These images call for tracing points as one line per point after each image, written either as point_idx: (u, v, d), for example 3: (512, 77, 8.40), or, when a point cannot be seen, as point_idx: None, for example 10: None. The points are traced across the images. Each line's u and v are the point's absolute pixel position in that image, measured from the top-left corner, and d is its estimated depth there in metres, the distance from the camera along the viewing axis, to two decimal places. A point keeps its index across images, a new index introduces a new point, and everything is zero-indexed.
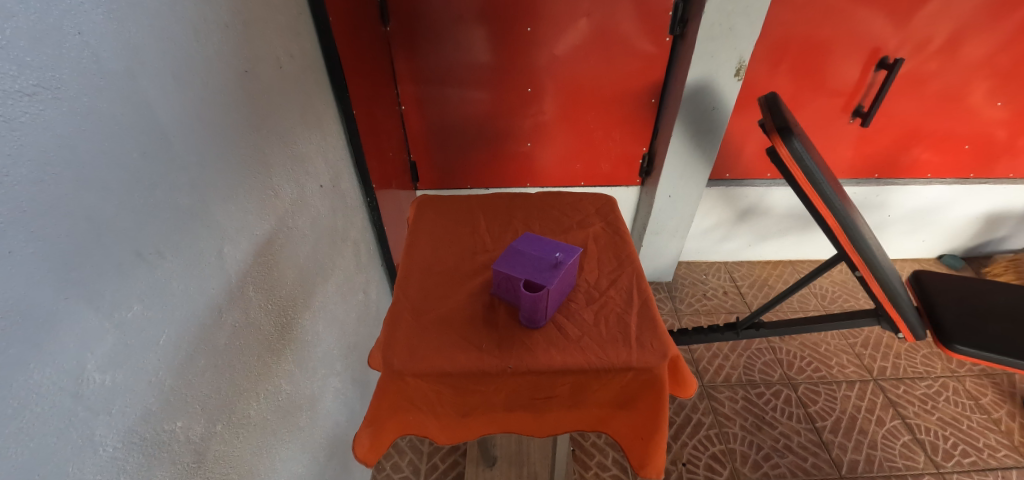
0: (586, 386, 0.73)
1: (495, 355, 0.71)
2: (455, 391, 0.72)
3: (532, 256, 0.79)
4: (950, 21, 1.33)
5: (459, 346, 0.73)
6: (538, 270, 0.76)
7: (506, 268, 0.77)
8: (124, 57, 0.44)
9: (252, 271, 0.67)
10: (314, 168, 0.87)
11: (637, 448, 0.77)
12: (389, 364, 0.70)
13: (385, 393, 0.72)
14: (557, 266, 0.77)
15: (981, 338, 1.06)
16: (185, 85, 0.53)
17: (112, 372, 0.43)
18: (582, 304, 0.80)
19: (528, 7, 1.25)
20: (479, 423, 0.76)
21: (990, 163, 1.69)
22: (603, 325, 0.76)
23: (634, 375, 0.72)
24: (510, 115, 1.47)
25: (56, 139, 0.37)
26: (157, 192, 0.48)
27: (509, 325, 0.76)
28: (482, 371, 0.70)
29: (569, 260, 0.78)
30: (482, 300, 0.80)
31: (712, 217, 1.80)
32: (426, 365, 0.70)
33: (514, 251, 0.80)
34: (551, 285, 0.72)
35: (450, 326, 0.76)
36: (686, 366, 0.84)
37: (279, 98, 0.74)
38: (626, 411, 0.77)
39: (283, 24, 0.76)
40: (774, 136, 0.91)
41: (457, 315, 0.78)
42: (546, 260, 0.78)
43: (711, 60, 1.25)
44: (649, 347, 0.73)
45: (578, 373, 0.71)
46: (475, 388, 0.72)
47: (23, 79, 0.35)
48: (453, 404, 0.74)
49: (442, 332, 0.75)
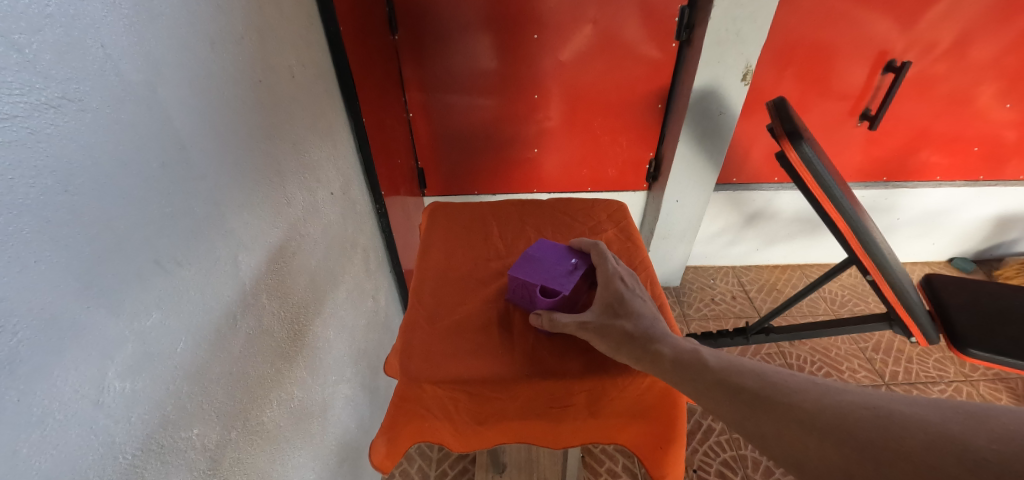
0: (604, 393, 0.71)
1: (510, 362, 0.72)
2: (473, 399, 0.71)
3: (547, 260, 0.80)
4: (957, 23, 1.32)
5: (476, 353, 0.73)
6: (553, 274, 0.77)
7: (524, 274, 0.77)
8: (144, 69, 0.45)
9: (265, 278, 0.67)
10: (325, 176, 0.88)
11: (654, 457, 0.73)
12: (406, 371, 0.71)
13: (402, 399, 0.71)
14: (572, 271, 0.78)
15: (993, 342, 1.05)
16: (203, 94, 0.54)
17: (132, 380, 0.44)
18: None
19: (535, 15, 1.26)
20: (494, 432, 0.73)
21: (999, 165, 1.68)
22: None
23: (651, 381, 0.71)
24: (517, 121, 1.48)
25: (81, 149, 0.38)
26: (176, 201, 0.49)
27: (522, 332, 0.76)
28: (498, 376, 0.70)
29: (583, 265, 0.79)
30: (495, 307, 0.80)
31: (719, 222, 1.80)
32: (443, 371, 0.71)
33: (527, 256, 0.81)
34: (567, 292, 0.74)
35: (466, 333, 0.76)
36: None
37: (291, 106, 0.75)
38: (645, 420, 0.72)
39: (294, 33, 0.76)
40: (783, 141, 0.90)
41: (473, 321, 0.78)
42: (562, 266, 0.79)
43: (717, 65, 1.25)
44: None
45: (596, 381, 0.71)
46: (492, 396, 0.71)
47: (49, 92, 0.36)
48: (470, 410, 0.71)
49: (459, 339, 0.75)
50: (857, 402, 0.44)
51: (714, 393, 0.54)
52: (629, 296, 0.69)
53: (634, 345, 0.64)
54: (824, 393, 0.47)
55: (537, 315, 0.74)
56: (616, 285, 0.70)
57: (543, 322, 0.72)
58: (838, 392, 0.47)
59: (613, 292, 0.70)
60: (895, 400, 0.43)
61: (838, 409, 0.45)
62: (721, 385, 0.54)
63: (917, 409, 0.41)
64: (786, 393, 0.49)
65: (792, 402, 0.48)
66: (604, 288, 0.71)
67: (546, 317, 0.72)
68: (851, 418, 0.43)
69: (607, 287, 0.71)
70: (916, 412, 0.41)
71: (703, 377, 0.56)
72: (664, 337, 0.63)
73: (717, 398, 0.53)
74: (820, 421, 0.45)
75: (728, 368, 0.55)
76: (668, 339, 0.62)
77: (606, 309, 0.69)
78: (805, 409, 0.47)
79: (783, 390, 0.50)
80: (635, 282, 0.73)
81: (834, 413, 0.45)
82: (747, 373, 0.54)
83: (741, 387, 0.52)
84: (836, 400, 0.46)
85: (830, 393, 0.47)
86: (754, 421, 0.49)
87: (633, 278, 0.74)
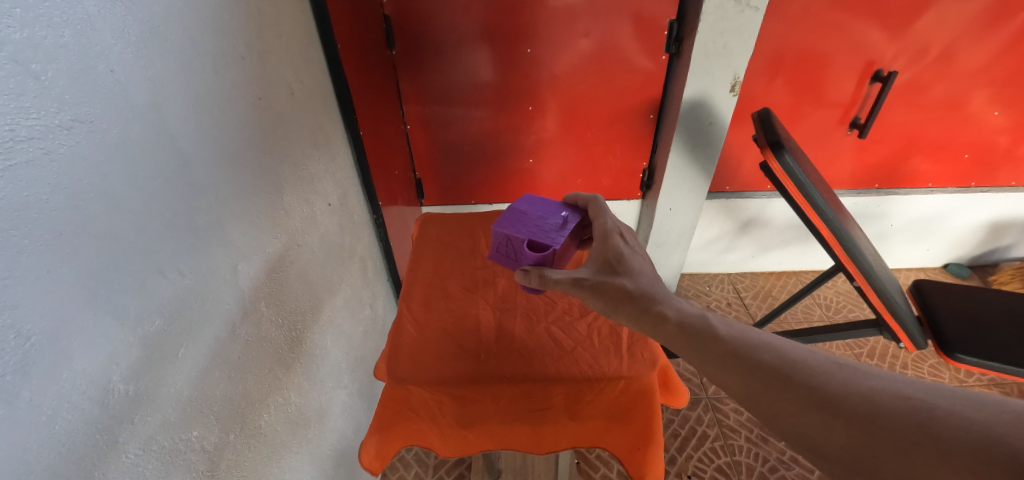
0: (581, 395, 0.72)
1: (492, 365, 0.75)
2: (456, 401, 0.72)
3: (537, 216, 0.81)
4: (942, 33, 1.35)
5: (460, 357, 0.76)
6: (543, 229, 0.79)
7: (512, 229, 0.78)
8: (150, 91, 0.48)
9: (265, 287, 0.70)
10: (323, 188, 0.91)
11: (633, 458, 0.70)
12: (393, 374, 0.74)
13: (389, 400, 0.73)
14: (562, 226, 0.79)
15: (982, 347, 1.07)
16: (205, 112, 0.57)
17: (135, 382, 0.46)
18: (577, 317, 0.83)
19: (528, 30, 1.29)
20: (480, 436, 0.71)
21: (991, 171, 1.70)
22: (596, 336, 0.79)
23: (625, 384, 0.73)
24: (513, 132, 1.51)
25: (90, 167, 0.41)
26: (178, 213, 0.52)
27: (506, 337, 0.79)
28: (480, 378, 0.73)
29: (572, 221, 0.81)
30: (481, 315, 0.83)
31: (713, 229, 1.82)
32: (428, 375, 0.74)
33: (517, 211, 0.82)
34: (558, 246, 0.76)
35: (452, 339, 0.79)
36: (677, 376, 0.85)
37: (290, 122, 0.79)
38: (626, 421, 0.71)
39: (294, 52, 0.80)
40: (765, 151, 0.93)
41: (459, 328, 0.81)
42: (551, 222, 0.80)
43: (706, 77, 1.28)
44: (640, 357, 0.76)
45: (574, 381, 0.73)
46: (475, 398, 0.73)
47: (62, 115, 0.39)
48: (453, 411, 0.72)
49: (444, 344, 0.78)
50: (885, 391, 0.45)
51: (728, 367, 0.55)
52: (627, 254, 0.70)
53: (635, 304, 0.65)
54: (847, 377, 0.48)
55: (526, 272, 0.75)
56: (614, 240, 0.72)
57: (533, 279, 0.73)
58: (862, 375, 0.48)
59: (611, 249, 0.71)
60: (923, 391, 0.44)
61: (863, 396, 0.46)
62: (735, 359, 0.54)
63: (949, 403, 0.42)
64: (807, 375, 0.50)
65: (813, 384, 0.49)
66: (601, 245, 0.72)
67: (537, 273, 0.73)
68: (879, 407, 0.44)
69: (605, 244, 0.72)
70: (948, 406, 0.42)
71: (715, 349, 0.56)
72: (668, 301, 0.64)
73: (730, 371, 0.54)
74: (843, 407, 0.46)
75: (742, 342, 0.56)
76: (671, 302, 0.64)
77: (603, 267, 0.70)
78: (828, 392, 0.48)
79: (803, 370, 0.51)
80: (631, 239, 0.74)
81: (859, 400, 0.46)
82: (763, 349, 0.54)
83: (757, 362, 0.53)
84: (863, 384, 0.47)
85: (854, 377, 0.48)
86: (768, 399, 0.50)
87: (628, 234, 0.75)
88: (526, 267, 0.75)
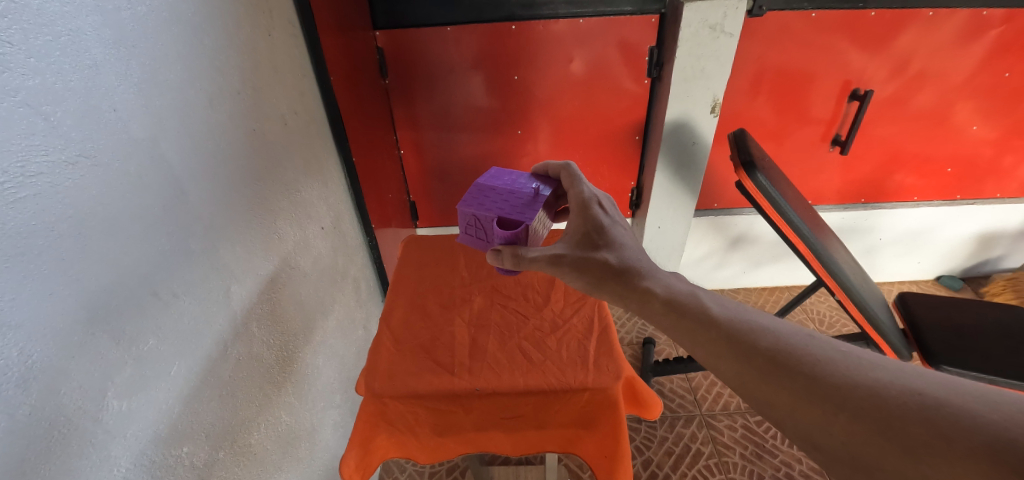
0: (550, 406, 0.77)
1: (465, 377, 0.76)
2: (431, 413, 0.77)
3: (505, 192, 0.83)
4: (917, 53, 1.40)
5: (435, 370, 0.78)
6: (515, 206, 0.80)
7: (480, 207, 0.80)
8: (150, 128, 0.52)
9: (256, 308, 0.73)
10: (315, 212, 0.95)
11: (602, 465, 0.79)
12: (369, 387, 0.76)
13: (365, 416, 0.76)
14: (533, 200, 0.81)
15: (967, 358, 1.07)
16: (201, 143, 0.61)
17: (128, 398, 0.49)
18: (548, 332, 0.85)
19: (516, 58, 1.35)
20: (455, 444, 0.79)
21: (977, 184, 1.73)
22: (565, 349, 0.81)
23: (590, 395, 0.76)
24: (504, 154, 1.56)
25: (93, 199, 0.45)
26: (172, 238, 0.55)
27: (481, 351, 0.81)
28: (452, 391, 0.74)
29: (545, 192, 0.82)
30: (457, 331, 0.86)
31: (705, 246, 1.84)
32: (402, 388, 0.75)
33: (484, 188, 0.84)
34: (530, 221, 0.76)
35: (426, 353, 0.81)
36: (647, 391, 0.86)
37: (283, 151, 0.83)
38: (592, 432, 0.78)
39: (287, 85, 0.85)
40: (739, 171, 0.96)
41: (434, 343, 0.83)
42: (520, 196, 0.82)
43: (687, 99, 1.33)
44: (605, 369, 0.77)
45: (542, 394, 0.76)
46: (449, 410, 0.76)
47: (69, 151, 0.43)
48: (429, 424, 0.78)
49: (419, 359, 0.80)
50: (897, 386, 0.44)
51: (721, 349, 0.54)
52: (607, 226, 0.72)
53: (621, 281, 0.65)
54: (855, 368, 0.47)
55: (499, 252, 0.75)
56: (593, 210, 0.74)
57: (507, 259, 0.73)
58: (868, 366, 0.46)
59: (592, 223, 0.73)
60: (936, 385, 0.43)
61: (872, 390, 0.44)
62: (727, 342, 0.54)
63: (963, 402, 0.40)
64: (808, 363, 0.49)
65: (814, 373, 0.48)
66: (581, 218, 0.74)
67: (511, 253, 0.73)
68: (886, 401, 0.43)
69: (585, 217, 0.74)
70: (964, 405, 0.40)
71: (708, 331, 0.56)
72: (658, 280, 0.64)
73: (724, 355, 0.54)
74: (848, 400, 0.44)
75: (736, 324, 0.55)
76: (658, 279, 0.64)
77: (583, 242, 0.71)
78: (831, 382, 0.46)
79: (804, 358, 0.49)
80: (609, 208, 0.77)
81: (867, 393, 0.44)
82: (760, 333, 0.53)
83: (754, 347, 0.52)
84: (871, 377, 0.45)
85: (861, 367, 0.47)
86: (763, 386, 0.50)
87: (605, 202, 0.77)
88: (499, 247, 0.75)
